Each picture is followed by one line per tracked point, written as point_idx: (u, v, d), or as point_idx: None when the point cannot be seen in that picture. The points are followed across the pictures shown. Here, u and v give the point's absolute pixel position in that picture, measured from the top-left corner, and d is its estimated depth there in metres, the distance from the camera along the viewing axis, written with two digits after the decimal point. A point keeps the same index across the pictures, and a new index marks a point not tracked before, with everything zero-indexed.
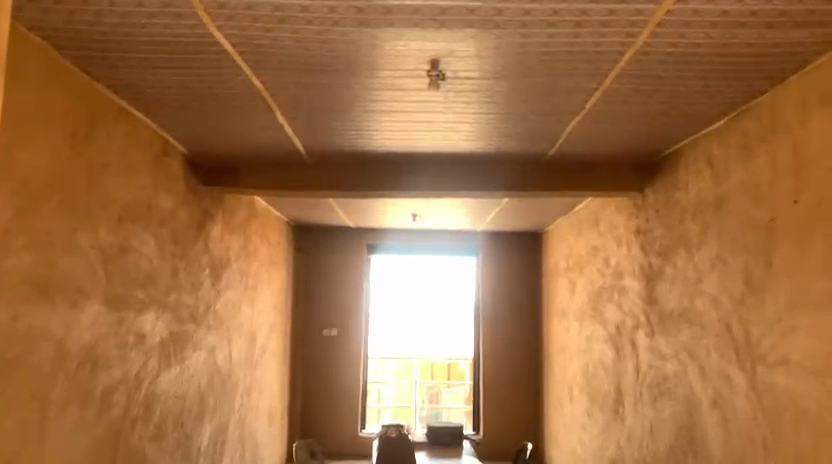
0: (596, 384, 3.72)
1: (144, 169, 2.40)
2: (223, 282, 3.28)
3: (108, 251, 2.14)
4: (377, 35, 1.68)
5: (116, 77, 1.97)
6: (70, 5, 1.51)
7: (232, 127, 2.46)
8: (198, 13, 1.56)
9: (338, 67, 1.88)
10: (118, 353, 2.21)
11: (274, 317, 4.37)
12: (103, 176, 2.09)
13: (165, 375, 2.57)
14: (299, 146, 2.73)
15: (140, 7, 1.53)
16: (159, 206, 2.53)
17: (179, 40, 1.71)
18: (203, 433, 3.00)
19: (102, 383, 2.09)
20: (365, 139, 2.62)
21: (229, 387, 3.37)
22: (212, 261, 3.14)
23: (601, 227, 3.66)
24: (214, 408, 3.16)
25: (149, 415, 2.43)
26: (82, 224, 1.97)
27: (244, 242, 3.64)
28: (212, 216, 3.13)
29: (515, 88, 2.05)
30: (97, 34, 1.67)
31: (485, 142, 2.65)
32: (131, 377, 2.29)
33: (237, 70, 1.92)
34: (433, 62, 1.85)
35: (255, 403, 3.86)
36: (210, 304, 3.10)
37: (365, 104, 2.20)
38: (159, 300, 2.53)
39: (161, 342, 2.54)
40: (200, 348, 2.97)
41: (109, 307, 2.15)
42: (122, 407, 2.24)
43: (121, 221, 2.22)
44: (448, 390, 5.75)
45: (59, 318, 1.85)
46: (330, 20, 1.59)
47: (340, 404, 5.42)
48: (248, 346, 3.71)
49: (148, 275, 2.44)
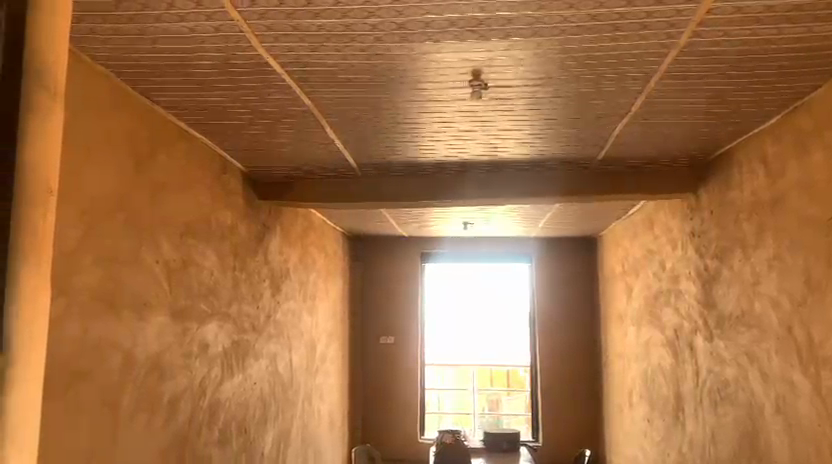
0: (656, 390, 3.64)
1: (204, 187, 2.52)
2: (281, 293, 3.38)
3: (171, 264, 2.25)
4: (418, 50, 1.73)
5: (174, 101, 2.08)
6: (128, 34, 1.63)
7: (284, 144, 2.56)
8: (245, 36, 1.65)
9: (382, 81, 1.94)
10: (183, 362, 2.32)
11: (332, 326, 4.46)
12: (163, 195, 2.20)
13: (227, 383, 2.67)
14: (349, 159, 2.81)
15: (191, 33, 1.63)
16: (219, 221, 2.65)
17: (229, 63, 1.80)
18: (265, 438, 3.10)
19: (168, 391, 2.20)
20: (413, 150, 2.67)
21: (289, 394, 3.47)
22: (271, 273, 3.25)
23: (656, 230, 3.59)
24: (276, 415, 3.26)
25: (213, 421, 2.54)
26: (144, 242, 2.08)
27: (301, 254, 3.74)
28: (269, 229, 3.25)
29: (559, 93, 2.06)
30: (154, 60, 1.78)
31: (533, 148, 2.66)
32: (196, 385, 2.40)
33: (286, 89, 2.00)
34: (474, 72, 1.88)
35: (315, 410, 3.95)
36: (269, 314, 3.21)
37: (411, 116, 2.25)
38: (221, 310, 2.64)
39: (223, 351, 2.65)
40: (261, 356, 3.07)
41: (174, 318, 2.27)
42: (188, 413, 2.34)
43: (182, 237, 2.33)
44: (508, 396, 5.68)
45: (127, 330, 1.97)
46: (371, 37, 1.65)
47: (398, 413, 5.47)
48: (307, 354, 3.81)
49: (210, 287, 2.55)
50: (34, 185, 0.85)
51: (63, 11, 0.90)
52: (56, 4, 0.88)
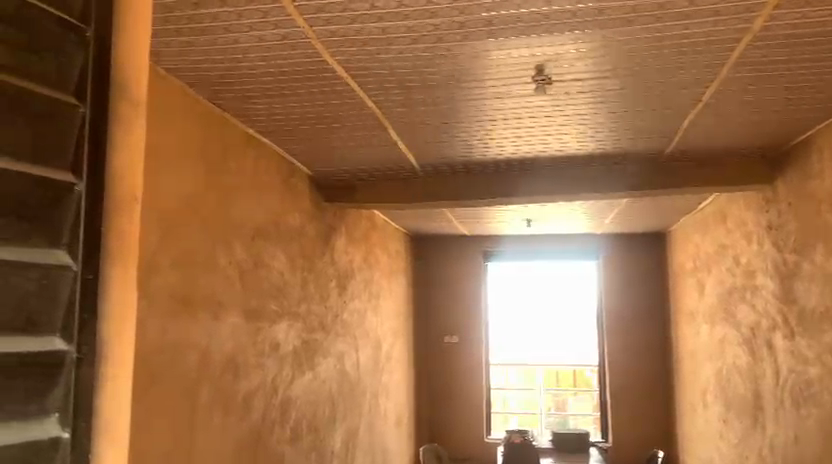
0: (732, 390, 3.51)
1: (273, 191, 2.59)
2: (347, 293, 3.44)
3: (244, 266, 2.32)
4: (481, 48, 1.73)
5: (243, 108, 2.15)
6: (199, 46, 1.69)
7: (349, 147, 2.60)
8: (311, 42, 1.68)
9: (445, 81, 1.94)
10: (256, 361, 2.39)
11: (397, 325, 4.50)
12: (236, 198, 2.28)
13: (298, 381, 2.74)
14: (412, 160, 2.83)
15: (259, 42, 1.68)
16: (288, 224, 2.71)
17: (295, 69, 1.84)
18: (335, 436, 3.16)
19: (242, 390, 2.27)
20: (476, 148, 2.67)
21: (357, 393, 3.51)
22: (338, 273, 3.30)
23: (729, 223, 3.45)
24: (344, 413, 3.31)
25: (285, 419, 2.60)
26: (218, 245, 2.16)
27: (365, 254, 3.79)
28: (336, 230, 3.30)
29: (626, 85, 2.01)
30: (224, 70, 1.84)
31: (598, 142, 2.61)
32: (268, 384, 2.46)
33: (351, 93, 2.03)
34: (538, 67, 1.86)
35: (382, 409, 3.99)
36: (337, 314, 3.26)
37: (474, 114, 2.24)
38: (291, 311, 2.71)
39: (293, 350, 2.71)
40: (329, 355, 3.13)
41: (247, 319, 2.33)
42: (261, 412, 2.41)
43: (253, 239, 2.40)
44: (575, 397, 5.58)
45: (203, 330, 2.04)
46: (434, 37, 1.66)
47: (462, 413, 5.47)
48: (373, 353, 3.85)
49: (280, 288, 2.61)
50: (116, 194, 0.84)
51: (146, 31, 0.91)
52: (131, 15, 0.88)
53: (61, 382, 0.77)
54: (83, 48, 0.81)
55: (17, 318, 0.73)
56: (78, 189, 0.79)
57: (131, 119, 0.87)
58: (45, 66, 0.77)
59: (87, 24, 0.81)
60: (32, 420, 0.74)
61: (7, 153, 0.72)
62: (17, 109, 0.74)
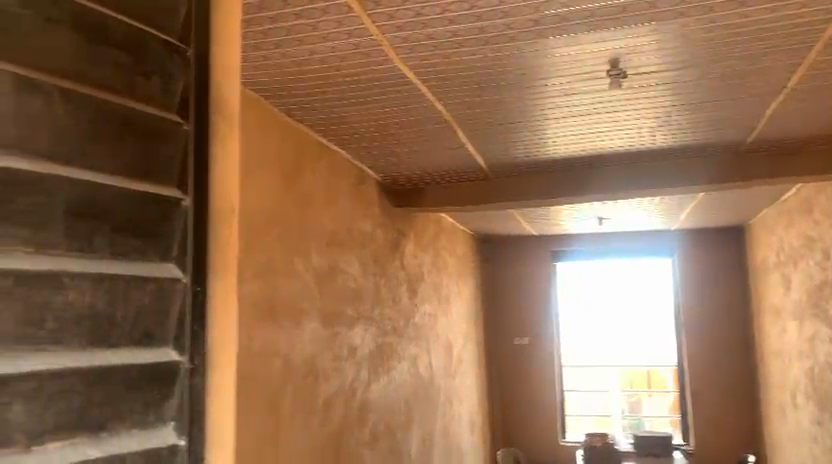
0: (825, 389, 3.34)
1: (345, 199, 2.62)
2: (418, 297, 3.45)
3: (320, 273, 2.36)
4: (553, 44, 1.70)
5: (316, 118, 2.18)
6: (275, 59, 1.73)
7: (418, 151, 2.60)
8: (384, 49, 1.69)
9: (516, 80, 1.92)
10: (335, 366, 2.42)
11: (467, 328, 4.49)
12: (311, 208, 2.31)
13: (375, 384, 2.76)
14: (481, 162, 2.81)
15: (333, 51, 1.70)
16: (359, 230, 2.74)
17: (367, 76, 1.86)
18: (412, 439, 3.17)
19: (323, 393, 2.31)
20: (547, 147, 2.63)
21: (431, 396, 3.52)
22: (408, 277, 3.31)
23: (816, 214, 3.30)
24: (420, 416, 3.33)
25: (364, 422, 2.63)
26: (296, 253, 2.20)
27: (434, 257, 3.80)
28: (406, 234, 3.31)
29: (705, 75, 1.94)
30: (298, 81, 1.87)
31: (675, 135, 2.53)
32: (346, 387, 2.49)
33: (422, 98, 2.04)
34: (612, 61, 1.82)
35: (456, 413, 3.99)
36: (409, 318, 3.27)
37: (545, 112, 2.21)
38: (366, 315, 2.73)
39: (370, 354, 2.74)
40: (404, 358, 3.14)
41: (325, 324, 2.37)
42: (341, 415, 2.44)
43: (328, 247, 2.43)
44: (649, 399, 5.41)
45: (284, 335, 2.08)
46: (506, 37, 1.64)
47: (537, 416, 5.41)
48: (445, 356, 3.85)
49: (354, 293, 2.64)
50: (215, 205, 0.86)
51: (235, 44, 0.91)
52: (220, 30, 0.89)
53: (176, 391, 0.79)
54: (186, 68, 0.84)
55: (136, 330, 0.76)
56: (185, 205, 0.82)
57: (224, 131, 0.88)
58: (153, 87, 0.80)
59: (187, 45, 0.84)
60: (152, 428, 0.76)
61: (120, 173, 0.75)
62: (128, 130, 0.76)
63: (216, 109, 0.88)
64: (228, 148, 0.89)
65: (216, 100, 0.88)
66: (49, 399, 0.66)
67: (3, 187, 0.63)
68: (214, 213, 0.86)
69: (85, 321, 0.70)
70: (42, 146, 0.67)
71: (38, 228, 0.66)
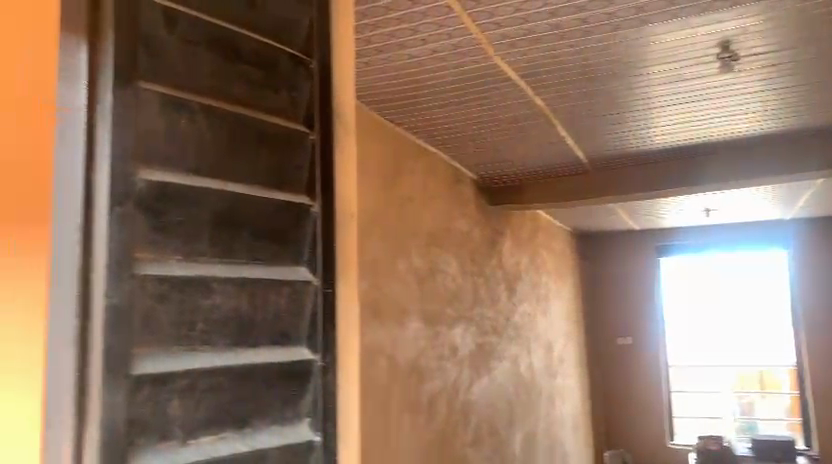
0: None
1: (443, 199, 2.64)
2: (517, 296, 3.42)
3: (421, 273, 2.39)
4: (659, 31, 1.64)
5: (414, 120, 2.21)
6: (376, 64, 1.77)
7: (516, 147, 2.59)
8: (483, 47, 1.69)
9: (618, 70, 1.87)
10: (437, 365, 2.44)
11: (568, 327, 4.42)
12: (410, 208, 2.35)
13: (477, 384, 2.76)
14: (580, 156, 2.76)
15: (432, 53, 1.72)
16: (457, 229, 2.75)
17: (466, 75, 1.87)
18: (515, 439, 3.15)
19: (427, 392, 2.34)
20: (649, 138, 2.54)
21: (533, 396, 3.48)
22: (507, 276, 3.30)
23: None
24: (523, 416, 3.30)
25: (467, 421, 2.64)
26: (398, 253, 2.24)
27: (532, 255, 3.75)
28: (503, 233, 3.29)
29: (827, 52, 1.81)
30: (398, 85, 1.91)
31: (790, 118, 2.38)
32: (450, 386, 2.51)
33: (520, 94, 2.02)
34: (723, 44, 1.74)
35: (559, 413, 3.92)
36: (508, 317, 3.25)
37: (648, 102, 2.14)
38: (466, 314, 2.74)
39: (471, 354, 2.74)
40: (505, 358, 3.13)
41: (427, 323, 2.40)
42: (445, 414, 2.46)
43: (428, 246, 2.46)
44: (763, 401, 5.12)
45: (389, 335, 2.13)
46: (609, 27, 1.60)
47: (644, 417, 5.25)
48: (546, 355, 3.81)
49: (454, 292, 2.66)
50: (338, 207, 0.89)
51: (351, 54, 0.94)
52: (338, 43, 0.93)
53: (310, 389, 0.83)
54: (310, 80, 0.87)
55: (273, 332, 0.80)
56: (313, 211, 0.86)
57: (344, 137, 0.91)
58: (281, 100, 0.84)
59: (312, 57, 0.88)
60: (289, 425, 0.80)
61: (256, 182, 0.79)
62: (261, 141, 0.80)
63: (336, 116, 0.91)
64: (347, 153, 0.92)
65: (336, 108, 0.91)
66: (201, 397, 0.70)
67: (159, 200, 0.68)
68: (337, 213, 0.89)
69: (230, 323, 0.75)
70: (190, 159, 0.72)
71: (188, 238, 0.71)
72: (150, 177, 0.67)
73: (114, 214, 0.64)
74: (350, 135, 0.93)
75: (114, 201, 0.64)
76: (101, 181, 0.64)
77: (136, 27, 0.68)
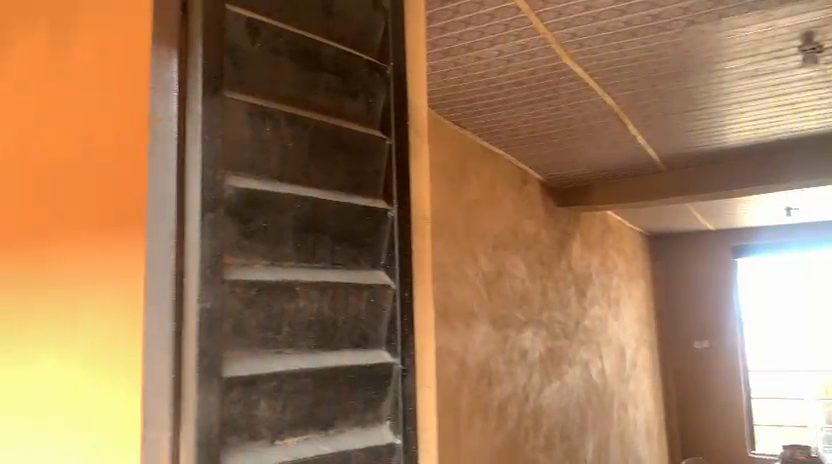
0: None
1: (510, 201, 2.61)
2: (588, 299, 3.36)
3: (489, 276, 2.37)
4: (737, 24, 1.58)
5: (480, 122, 2.21)
6: (444, 68, 1.77)
7: (584, 148, 2.54)
8: (552, 47, 1.67)
9: (692, 66, 1.81)
10: (507, 369, 2.42)
11: (640, 331, 4.29)
12: (477, 211, 2.34)
13: (547, 388, 2.72)
14: (653, 154, 2.68)
15: (500, 55, 1.71)
16: (525, 231, 2.72)
17: (534, 76, 1.85)
18: (588, 445, 3.09)
19: (497, 397, 2.32)
20: (725, 134, 2.45)
21: (605, 401, 3.40)
22: (577, 279, 3.24)
23: None
24: (595, 422, 3.23)
25: (538, 426, 2.60)
26: (465, 256, 2.23)
27: (602, 257, 3.68)
28: (572, 235, 3.24)
29: None
30: (465, 87, 1.91)
31: None
32: (520, 390, 2.48)
33: (589, 93, 1.98)
34: (806, 36, 1.66)
35: (632, 420, 3.82)
36: (578, 320, 3.19)
37: (724, 98, 2.06)
38: (535, 318, 2.71)
39: (540, 358, 2.70)
40: (575, 363, 3.07)
41: (496, 327, 2.38)
42: (516, 419, 2.43)
43: (495, 249, 2.44)
44: None
45: (458, 339, 2.12)
46: (683, 22, 1.55)
47: (721, 424, 5.06)
48: (618, 360, 3.72)
49: (523, 295, 2.63)
50: (415, 209, 0.92)
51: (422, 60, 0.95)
52: (411, 51, 0.95)
53: (390, 391, 0.83)
54: (385, 85, 0.88)
55: (353, 335, 0.81)
56: (391, 215, 0.87)
57: (420, 140, 0.94)
58: (358, 106, 0.85)
59: (386, 63, 0.89)
60: (370, 426, 0.81)
61: (336, 187, 0.81)
62: (340, 147, 0.82)
63: (412, 121, 0.93)
64: (421, 158, 0.94)
65: (412, 114, 0.93)
66: (287, 399, 0.72)
67: (247, 206, 0.70)
68: (413, 214, 0.91)
69: (313, 325, 0.76)
70: (273, 167, 0.74)
71: (273, 242, 0.73)
72: (238, 184, 0.69)
73: (206, 220, 0.66)
74: (424, 140, 0.95)
75: (206, 208, 0.67)
76: (193, 188, 0.67)
77: (223, 40, 0.70)
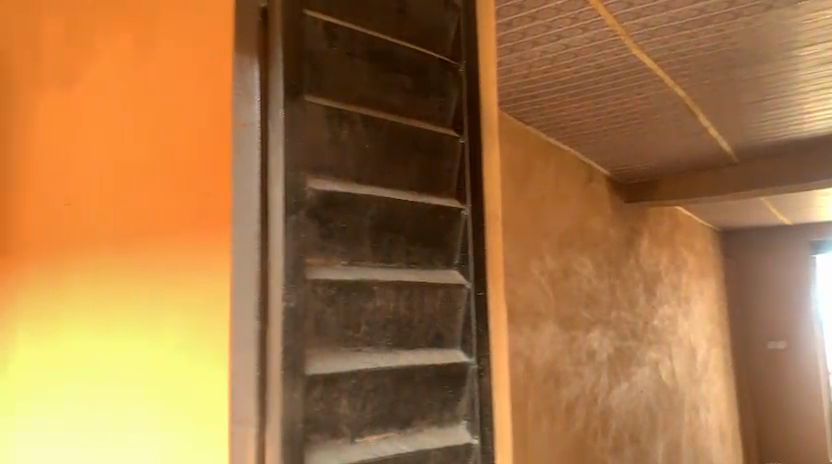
0: None
1: (575, 198, 2.57)
2: (657, 298, 3.26)
3: (555, 274, 2.34)
4: (819, 7, 1.50)
5: (544, 118, 2.18)
6: (508, 64, 1.76)
7: (653, 141, 2.47)
8: (621, 39, 1.63)
9: (770, 52, 1.73)
10: (575, 370, 2.38)
11: (712, 331, 4.15)
12: (543, 208, 2.31)
13: (616, 389, 2.67)
14: (726, 146, 2.58)
15: (566, 49, 1.68)
16: (591, 229, 2.67)
17: (601, 69, 1.81)
18: (658, 448, 3.01)
19: (565, 397, 2.28)
20: (804, 123, 2.34)
21: (676, 403, 3.30)
22: (645, 277, 3.15)
23: None
24: (665, 424, 3.14)
25: (607, 428, 2.55)
26: (531, 254, 2.21)
27: (671, 255, 3.57)
28: (639, 232, 3.15)
29: None
30: (530, 83, 1.89)
31: None
32: (587, 391, 2.44)
33: (659, 85, 1.93)
34: None
35: (704, 422, 3.70)
36: (647, 320, 3.10)
37: (804, 84, 1.97)
38: (602, 318, 2.65)
39: (608, 359, 2.64)
40: (645, 363, 2.99)
41: (562, 326, 2.34)
42: (584, 420, 2.39)
43: (561, 247, 2.41)
44: None
45: (524, 338, 2.10)
46: (760, 7, 1.49)
47: (800, 429, 4.85)
48: (689, 361, 3.60)
49: (590, 294, 2.58)
50: (486, 209, 0.90)
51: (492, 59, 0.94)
52: (482, 50, 0.94)
53: (466, 391, 0.83)
54: (458, 83, 0.88)
55: (429, 333, 0.81)
56: (464, 214, 0.86)
57: (492, 139, 0.92)
58: (431, 105, 0.85)
59: (459, 61, 0.89)
60: (448, 426, 0.81)
61: (411, 187, 0.81)
62: (414, 146, 0.82)
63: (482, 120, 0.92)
64: (491, 158, 0.93)
65: (483, 113, 0.92)
66: (368, 398, 0.72)
67: (326, 207, 0.71)
68: (484, 213, 0.89)
69: (390, 325, 0.77)
70: (350, 168, 0.75)
71: (351, 243, 0.74)
72: (317, 186, 0.71)
73: (289, 222, 0.68)
74: (495, 139, 0.93)
75: (289, 210, 0.68)
76: (275, 191, 0.69)
77: (301, 44, 0.72)
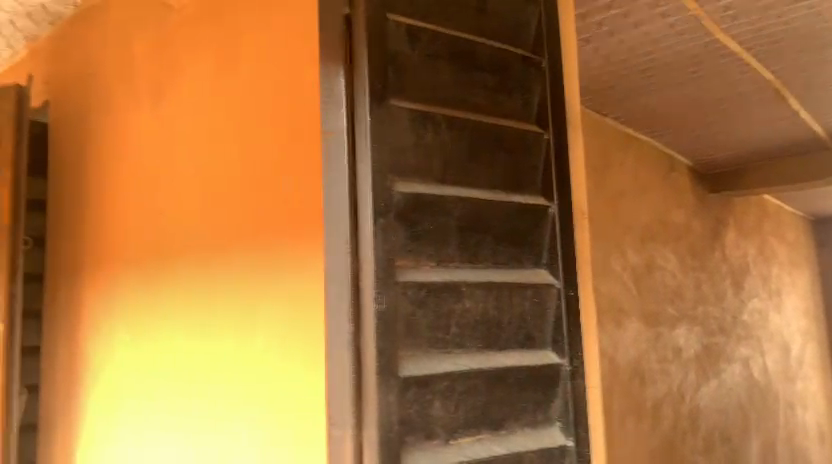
0: None
1: (656, 190, 2.48)
2: (746, 291, 3.11)
3: (637, 270, 2.27)
4: None
5: (622, 108, 2.11)
6: (584, 55, 1.71)
7: (738, 127, 2.36)
8: (703, 23, 1.56)
9: None
10: (661, 368, 2.30)
11: (806, 325, 3.93)
12: (622, 201, 2.24)
13: (705, 388, 2.56)
14: (818, 129, 2.43)
15: (645, 36, 1.62)
16: (674, 222, 2.57)
17: (682, 55, 1.74)
18: (752, 448, 2.87)
19: (651, 396, 2.21)
20: None
21: (769, 401, 3.15)
22: (732, 270, 3.01)
23: None
24: (759, 423, 3.00)
25: (696, 428, 2.45)
26: (612, 250, 2.15)
27: (760, 246, 3.40)
28: (725, 223, 3.02)
29: None
30: (607, 73, 1.83)
31: None
32: (675, 390, 2.36)
33: (744, 68, 1.83)
34: None
35: (801, 421, 3.50)
36: (736, 315, 2.97)
37: None
38: (689, 313, 2.55)
39: (696, 355, 2.55)
40: (734, 360, 2.86)
41: (647, 323, 2.27)
42: (672, 419, 2.31)
43: (643, 241, 2.33)
44: None
45: (607, 336, 2.05)
46: None
47: None
48: (782, 357, 3.42)
49: (675, 289, 2.49)
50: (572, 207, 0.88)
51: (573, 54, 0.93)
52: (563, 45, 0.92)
53: (559, 393, 0.81)
54: (541, 79, 0.87)
55: (519, 333, 0.80)
56: (552, 212, 0.84)
57: (576, 135, 0.90)
58: (514, 102, 0.84)
59: (541, 56, 0.87)
60: (541, 428, 0.79)
61: (496, 187, 0.80)
62: (498, 144, 0.81)
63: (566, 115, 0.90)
64: (576, 154, 0.91)
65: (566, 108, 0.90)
66: (460, 399, 0.72)
67: (413, 210, 0.71)
68: (570, 210, 0.87)
69: (479, 326, 0.76)
70: (435, 171, 0.74)
71: (439, 245, 0.73)
72: (405, 189, 0.71)
73: (379, 225, 0.68)
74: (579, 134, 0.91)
75: (377, 214, 0.69)
76: (365, 194, 0.69)
77: (384, 49, 0.72)
